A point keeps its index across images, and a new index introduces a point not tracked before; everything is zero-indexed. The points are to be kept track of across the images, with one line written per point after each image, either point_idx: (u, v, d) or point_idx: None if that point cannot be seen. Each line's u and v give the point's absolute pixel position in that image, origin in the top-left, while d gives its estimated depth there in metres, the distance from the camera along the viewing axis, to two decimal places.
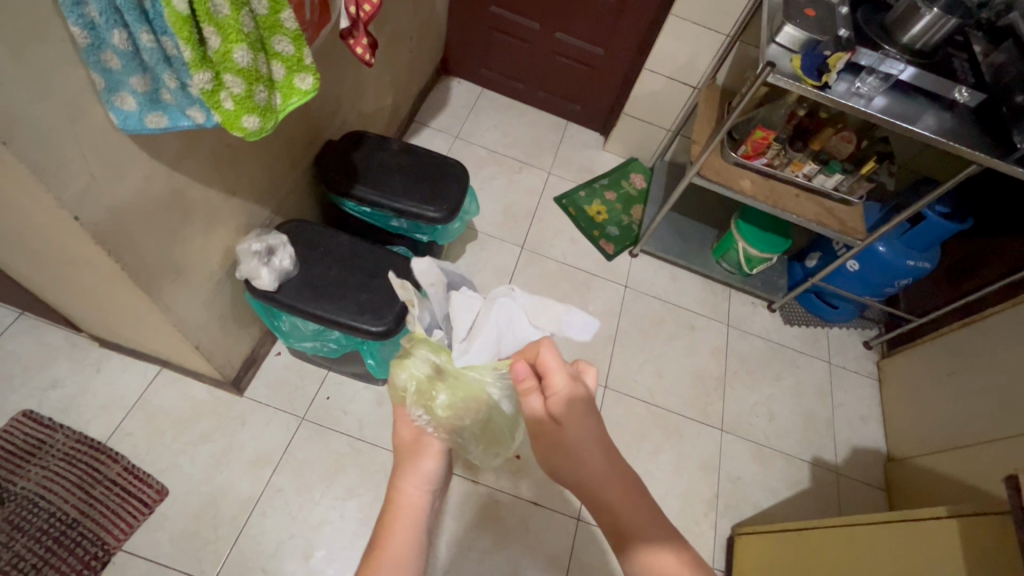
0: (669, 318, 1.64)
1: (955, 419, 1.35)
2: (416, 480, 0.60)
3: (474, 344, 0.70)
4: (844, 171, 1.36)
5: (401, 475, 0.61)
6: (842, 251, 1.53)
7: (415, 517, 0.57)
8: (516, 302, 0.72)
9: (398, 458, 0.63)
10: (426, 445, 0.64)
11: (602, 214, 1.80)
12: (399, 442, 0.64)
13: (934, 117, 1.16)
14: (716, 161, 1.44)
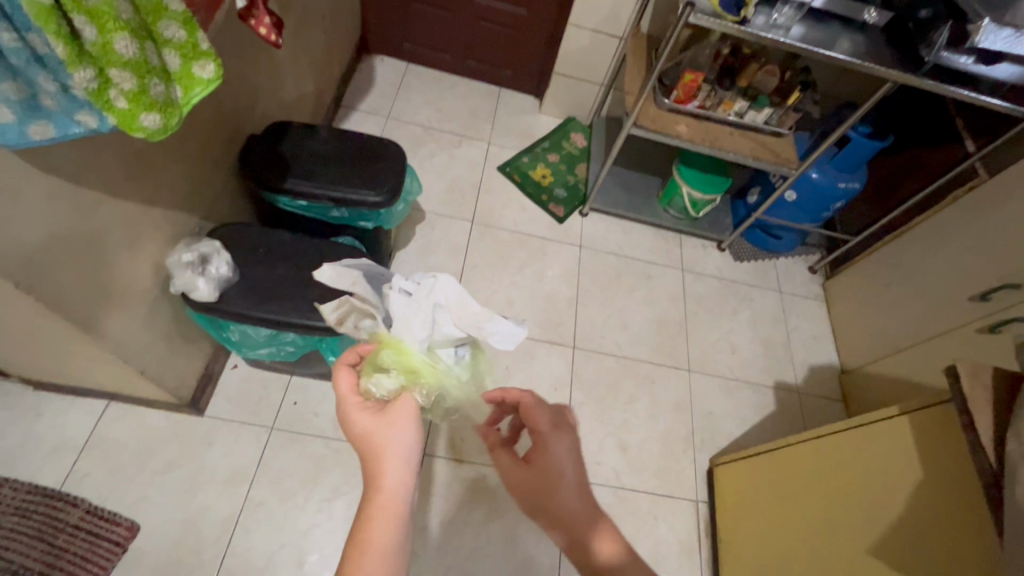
0: (626, 271, 1.67)
1: (900, 323, 1.43)
2: (387, 464, 0.57)
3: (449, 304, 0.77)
4: (771, 104, 1.41)
5: (375, 460, 0.58)
6: (779, 182, 1.58)
7: (398, 497, 0.56)
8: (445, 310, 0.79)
9: (365, 441, 0.59)
10: (385, 424, 0.59)
11: (548, 177, 1.79)
12: (354, 430, 0.60)
13: (849, 41, 1.20)
14: (650, 110, 1.44)
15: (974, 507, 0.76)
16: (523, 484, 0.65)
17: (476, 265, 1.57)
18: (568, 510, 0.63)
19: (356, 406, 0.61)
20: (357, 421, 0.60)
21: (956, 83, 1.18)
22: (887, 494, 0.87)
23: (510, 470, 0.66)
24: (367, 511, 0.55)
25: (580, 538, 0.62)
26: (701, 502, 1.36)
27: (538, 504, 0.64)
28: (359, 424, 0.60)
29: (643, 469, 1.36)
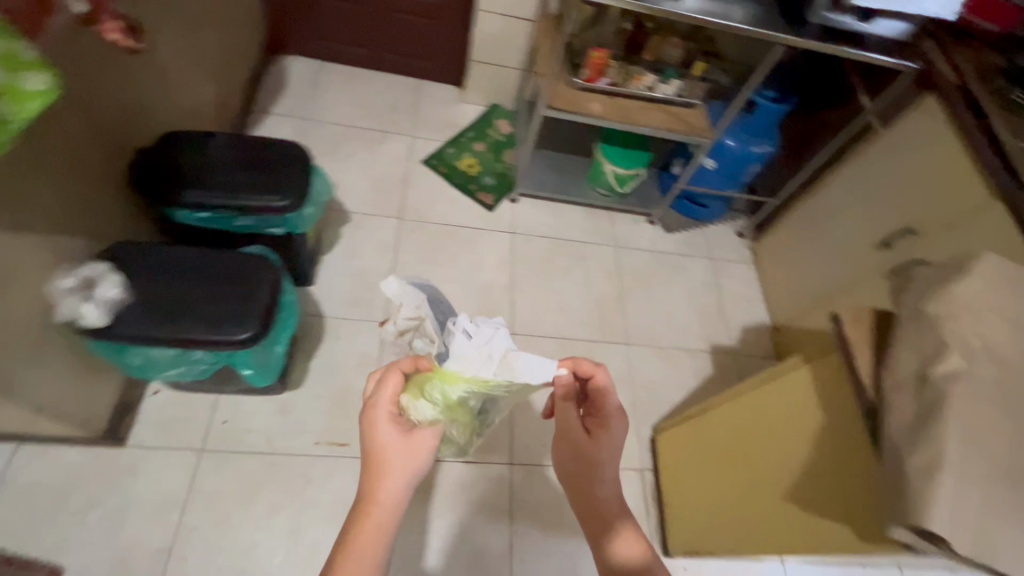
0: (560, 253, 1.68)
1: (821, 275, 1.50)
2: (389, 480, 0.65)
3: (512, 358, 0.65)
4: (679, 76, 1.46)
5: (379, 475, 0.65)
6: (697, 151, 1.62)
7: (391, 513, 0.64)
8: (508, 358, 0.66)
9: (375, 457, 0.66)
10: (403, 445, 0.66)
11: (475, 167, 1.78)
12: (372, 438, 0.67)
13: (743, 10, 1.23)
14: (564, 90, 1.43)
15: (860, 449, 0.76)
16: (578, 449, 0.75)
17: (407, 261, 1.54)
18: (601, 493, 0.73)
19: (385, 420, 0.68)
20: (380, 431, 0.67)
21: (841, 44, 1.24)
22: (792, 443, 0.89)
23: (570, 433, 0.76)
24: (357, 518, 0.63)
25: (602, 518, 0.72)
26: (647, 470, 1.39)
27: (583, 472, 0.75)
28: (382, 435, 0.66)
29: None
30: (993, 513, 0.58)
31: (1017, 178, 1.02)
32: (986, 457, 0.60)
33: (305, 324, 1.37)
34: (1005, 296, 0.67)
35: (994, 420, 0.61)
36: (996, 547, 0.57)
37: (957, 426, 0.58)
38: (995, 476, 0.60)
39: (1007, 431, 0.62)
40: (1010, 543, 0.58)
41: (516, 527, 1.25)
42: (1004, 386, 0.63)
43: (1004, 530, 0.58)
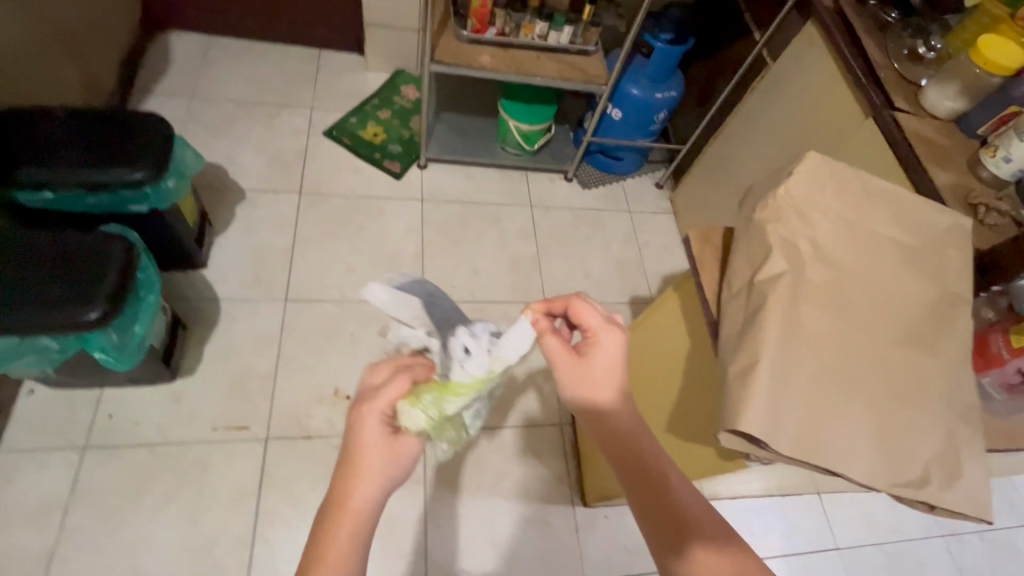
0: (473, 217, 1.64)
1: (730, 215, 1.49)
2: (364, 484, 0.53)
3: (501, 351, 0.63)
4: (569, 21, 1.39)
5: (355, 476, 0.54)
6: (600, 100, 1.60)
7: (361, 532, 0.52)
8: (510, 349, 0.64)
9: (357, 454, 0.54)
10: (386, 447, 0.55)
11: (381, 135, 1.71)
12: (356, 429, 0.55)
13: None
14: (450, 44, 1.39)
15: (710, 373, 0.75)
16: (579, 393, 0.62)
17: (309, 236, 1.48)
18: (628, 429, 0.60)
19: (375, 411, 0.56)
20: (365, 421, 0.55)
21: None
22: (669, 375, 0.86)
23: (563, 364, 0.63)
24: (325, 531, 0.51)
25: (677, 520, 0.54)
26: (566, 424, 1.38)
27: (606, 434, 0.61)
28: (366, 431, 0.55)
29: (505, 406, 1.37)
30: (824, 413, 0.57)
31: (885, 94, 1.05)
32: (814, 356, 0.58)
33: (198, 309, 1.31)
34: (842, 192, 0.64)
35: (826, 320, 0.60)
36: (828, 447, 0.56)
37: (775, 326, 0.58)
38: (827, 376, 0.58)
39: (840, 329, 0.60)
40: (844, 441, 0.56)
41: (431, 493, 1.23)
42: (838, 284, 0.62)
43: (838, 429, 0.57)
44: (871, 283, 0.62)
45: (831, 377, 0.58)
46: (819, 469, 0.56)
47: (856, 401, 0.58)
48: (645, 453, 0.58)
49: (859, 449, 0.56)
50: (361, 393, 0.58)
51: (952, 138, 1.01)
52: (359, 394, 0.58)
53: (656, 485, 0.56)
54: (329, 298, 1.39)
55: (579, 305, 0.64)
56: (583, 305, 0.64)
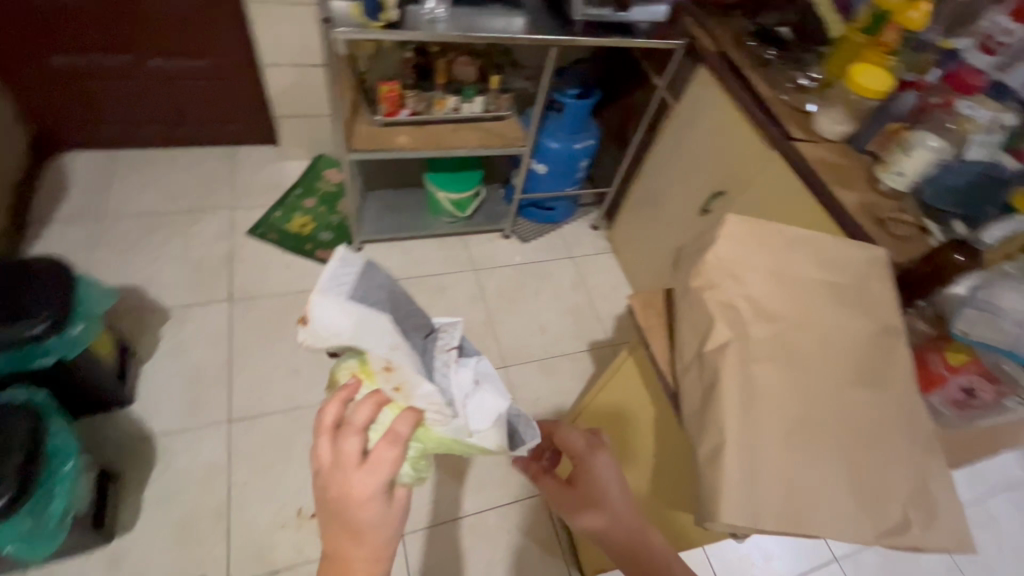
0: (418, 292, 1.61)
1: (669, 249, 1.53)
2: (363, 547, 0.53)
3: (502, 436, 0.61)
4: (479, 91, 1.44)
5: (353, 540, 0.53)
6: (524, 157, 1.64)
7: None
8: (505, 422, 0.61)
9: (350, 520, 0.52)
10: (385, 512, 0.53)
11: (309, 224, 1.66)
12: (350, 501, 0.52)
13: (513, 19, 1.25)
14: (365, 129, 1.38)
15: (682, 436, 0.75)
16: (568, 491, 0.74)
17: (245, 343, 1.39)
18: (609, 513, 0.69)
19: (366, 491, 0.52)
20: (359, 496, 0.52)
21: (609, 34, 1.28)
22: (641, 441, 0.85)
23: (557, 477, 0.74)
24: None
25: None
26: None
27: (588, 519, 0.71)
28: (362, 512, 0.52)
29: (485, 487, 1.30)
30: (800, 471, 0.56)
31: (782, 127, 1.12)
32: (774, 414, 0.58)
33: (132, 448, 1.19)
34: (767, 246, 0.67)
35: (783, 374, 0.60)
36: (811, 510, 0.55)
37: (733, 395, 0.58)
38: (795, 431, 0.58)
39: (797, 378, 0.60)
40: (824, 497, 0.56)
41: None
42: (781, 335, 0.62)
43: (817, 486, 0.56)
44: (817, 325, 0.63)
45: (799, 432, 0.58)
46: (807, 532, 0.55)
47: (829, 452, 0.58)
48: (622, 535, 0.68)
49: (836, 502, 0.56)
50: (337, 471, 0.53)
51: (849, 157, 1.09)
52: (334, 470, 0.53)
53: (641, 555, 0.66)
54: (278, 408, 1.30)
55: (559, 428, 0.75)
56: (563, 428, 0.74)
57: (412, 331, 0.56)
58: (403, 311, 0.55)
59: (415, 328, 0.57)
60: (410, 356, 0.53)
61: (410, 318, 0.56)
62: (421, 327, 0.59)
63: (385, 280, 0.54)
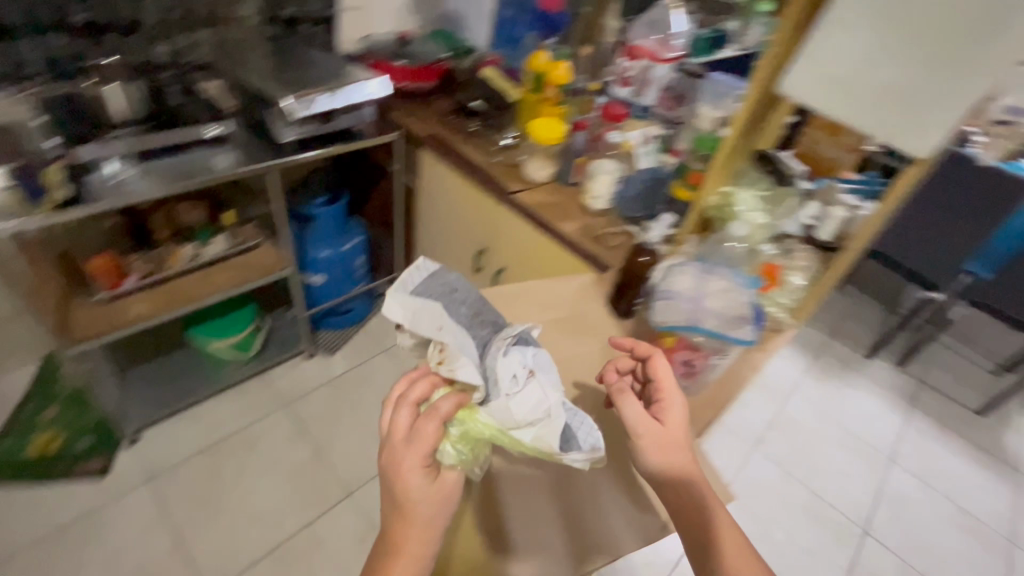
0: (224, 458, 1.45)
1: None
2: (410, 520, 0.66)
3: (553, 424, 0.72)
4: (215, 232, 1.37)
5: (405, 517, 0.66)
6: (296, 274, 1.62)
7: (422, 541, 0.66)
8: (556, 416, 0.73)
9: (401, 490, 0.66)
10: (425, 493, 0.67)
11: (56, 442, 1.32)
12: (402, 483, 0.66)
13: (215, 159, 1.23)
14: (86, 313, 1.22)
15: (501, 500, 0.77)
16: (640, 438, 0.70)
17: None
18: (687, 467, 0.69)
19: (407, 465, 0.66)
20: (408, 478, 0.66)
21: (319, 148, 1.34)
22: None
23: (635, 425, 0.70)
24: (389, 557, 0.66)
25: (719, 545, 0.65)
26: None
27: (666, 475, 0.69)
28: (410, 483, 0.66)
29: None
30: (700, 533, 0.66)
31: (503, 185, 1.26)
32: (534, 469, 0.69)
33: None
34: None
35: (659, 452, 0.70)
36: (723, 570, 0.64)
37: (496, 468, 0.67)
38: (686, 498, 0.68)
39: (669, 451, 0.71)
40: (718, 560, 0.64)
41: None
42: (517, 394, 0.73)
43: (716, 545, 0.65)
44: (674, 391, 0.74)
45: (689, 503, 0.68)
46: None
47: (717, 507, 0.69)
48: (689, 489, 0.68)
49: None
50: (393, 446, 0.68)
51: (563, 192, 1.26)
52: (394, 439, 0.68)
53: (702, 506, 0.68)
54: None
55: (657, 361, 0.76)
56: (659, 360, 0.76)
57: (473, 329, 0.80)
58: (461, 312, 0.81)
59: (477, 326, 0.81)
60: (452, 337, 0.75)
61: (466, 322, 0.80)
62: (488, 329, 0.82)
63: (446, 278, 0.82)
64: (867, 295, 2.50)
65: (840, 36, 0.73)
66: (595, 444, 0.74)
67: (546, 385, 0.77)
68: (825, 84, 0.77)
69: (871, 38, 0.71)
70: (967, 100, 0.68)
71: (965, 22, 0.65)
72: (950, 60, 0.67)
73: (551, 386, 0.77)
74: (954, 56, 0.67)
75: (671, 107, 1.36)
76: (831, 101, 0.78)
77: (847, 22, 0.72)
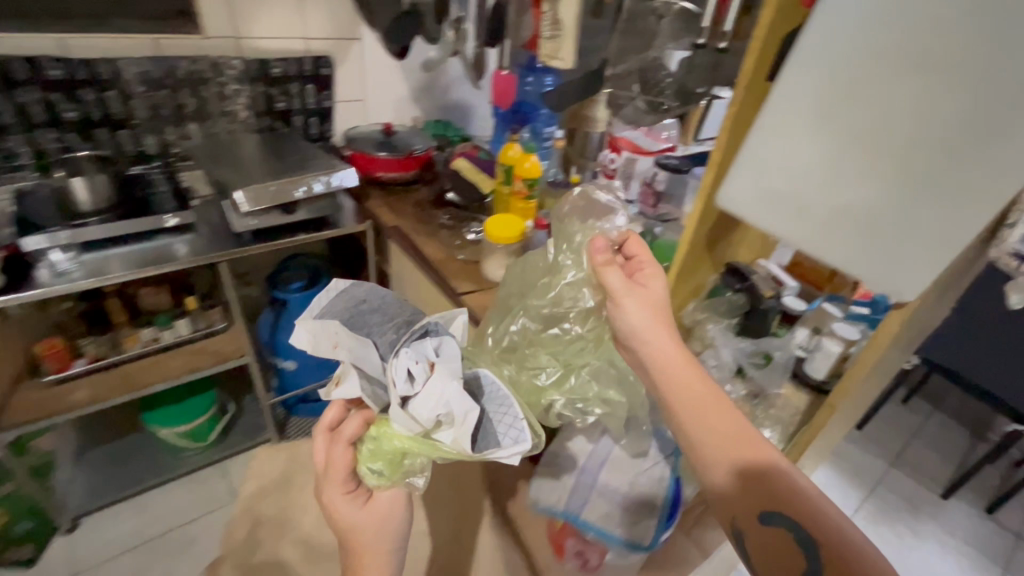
0: (157, 558, 1.35)
1: None
2: (367, 550, 0.66)
3: (462, 424, 0.57)
4: (176, 317, 1.35)
5: (353, 542, 0.66)
6: (269, 357, 1.59)
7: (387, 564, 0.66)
8: (460, 409, 0.57)
9: (338, 520, 0.66)
10: (368, 515, 0.66)
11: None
12: (337, 516, 0.66)
13: (185, 244, 1.25)
14: (27, 397, 1.19)
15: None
16: (640, 313, 0.64)
17: None
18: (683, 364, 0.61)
19: (336, 489, 0.65)
20: (338, 502, 0.66)
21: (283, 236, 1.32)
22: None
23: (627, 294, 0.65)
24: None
25: (746, 464, 0.54)
26: None
27: (669, 371, 0.61)
28: (340, 513, 0.66)
29: None
30: (745, 475, 0.54)
31: (452, 285, 1.14)
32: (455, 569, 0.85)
33: None
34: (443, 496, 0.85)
35: (644, 324, 0.63)
36: (769, 523, 0.51)
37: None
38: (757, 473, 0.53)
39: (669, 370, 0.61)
40: (770, 468, 0.53)
41: None
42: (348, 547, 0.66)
43: (762, 508, 0.52)
44: (652, 261, 0.69)
45: (716, 445, 0.56)
46: (816, 555, 0.48)
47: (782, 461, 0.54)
48: (711, 401, 0.58)
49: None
50: (320, 477, 0.68)
51: None
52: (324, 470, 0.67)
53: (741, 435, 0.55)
54: None
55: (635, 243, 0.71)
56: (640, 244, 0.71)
57: (380, 327, 0.65)
58: (372, 320, 0.65)
59: (389, 328, 0.66)
60: (354, 351, 0.62)
61: (374, 326, 0.65)
62: (397, 326, 0.66)
63: (362, 289, 0.68)
64: (943, 418, 2.06)
65: (786, 147, 0.59)
66: (523, 437, 0.59)
67: (451, 369, 0.61)
68: (774, 200, 0.62)
69: (817, 151, 0.57)
70: (952, 235, 0.51)
71: (930, 141, 0.49)
72: (926, 182, 0.50)
73: (457, 371, 0.61)
74: (930, 178, 0.50)
75: (653, 205, 1.21)
76: (777, 220, 0.62)
77: (792, 130, 0.58)
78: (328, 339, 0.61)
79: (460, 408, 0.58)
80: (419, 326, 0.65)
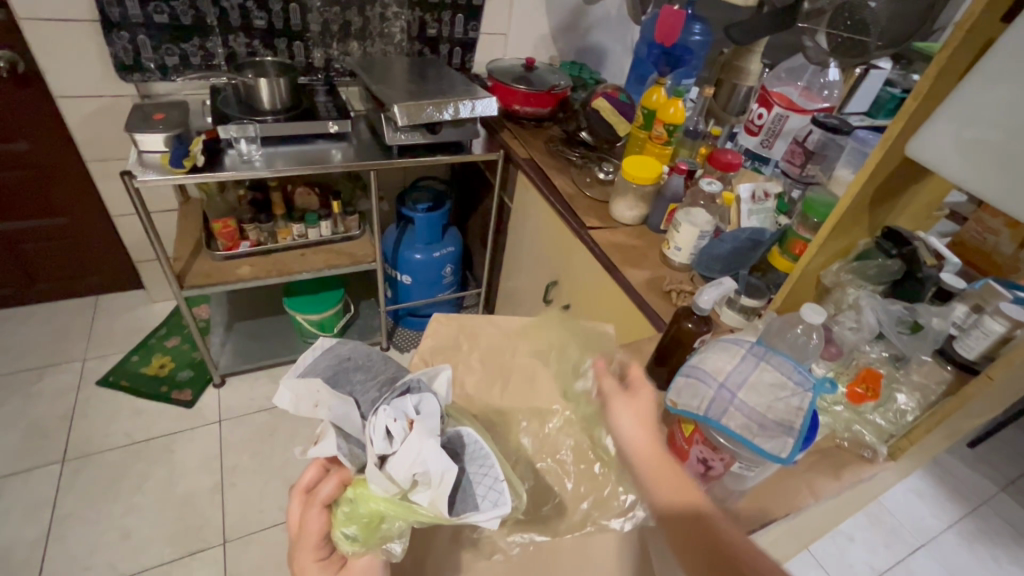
0: (283, 422, 1.57)
1: None
2: None
3: (441, 490, 0.50)
4: (322, 217, 1.49)
5: None
6: (389, 269, 1.73)
7: None
8: (423, 475, 0.50)
9: None
10: None
11: (168, 365, 1.67)
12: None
13: (340, 151, 1.39)
14: (203, 266, 1.40)
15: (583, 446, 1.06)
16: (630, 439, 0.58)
17: (92, 502, 1.35)
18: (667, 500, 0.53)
19: (309, 554, 0.54)
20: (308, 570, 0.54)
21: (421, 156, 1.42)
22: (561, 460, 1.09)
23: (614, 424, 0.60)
24: None
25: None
26: None
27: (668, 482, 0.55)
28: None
29: None
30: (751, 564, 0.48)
31: (580, 219, 1.18)
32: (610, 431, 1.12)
33: None
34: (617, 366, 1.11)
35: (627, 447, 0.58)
36: None
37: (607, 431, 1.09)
38: (689, 528, 0.51)
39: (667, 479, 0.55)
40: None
41: None
42: None
43: None
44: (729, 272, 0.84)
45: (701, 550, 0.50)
46: None
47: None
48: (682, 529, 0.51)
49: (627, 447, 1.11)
50: (291, 543, 0.56)
51: (643, 238, 1.16)
52: (296, 532, 0.55)
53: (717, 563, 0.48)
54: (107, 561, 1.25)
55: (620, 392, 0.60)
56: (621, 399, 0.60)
57: (364, 386, 0.59)
58: (355, 378, 0.59)
59: (372, 388, 0.59)
60: (336, 410, 0.55)
61: (357, 386, 0.58)
62: (381, 384, 0.59)
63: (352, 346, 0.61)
64: None
65: (1009, 93, 0.55)
66: (504, 501, 0.52)
67: (433, 429, 0.54)
68: (977, 150, 0.58)
69: None
70: None
71: None
72: None
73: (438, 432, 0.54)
74: None
75: (799, 165, 1.12)
76: (976, 172, 0.59)
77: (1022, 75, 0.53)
78: (307, 400, 0.55)
79: (439, 468, 0.50)
80: (405, 384, 0.58)
